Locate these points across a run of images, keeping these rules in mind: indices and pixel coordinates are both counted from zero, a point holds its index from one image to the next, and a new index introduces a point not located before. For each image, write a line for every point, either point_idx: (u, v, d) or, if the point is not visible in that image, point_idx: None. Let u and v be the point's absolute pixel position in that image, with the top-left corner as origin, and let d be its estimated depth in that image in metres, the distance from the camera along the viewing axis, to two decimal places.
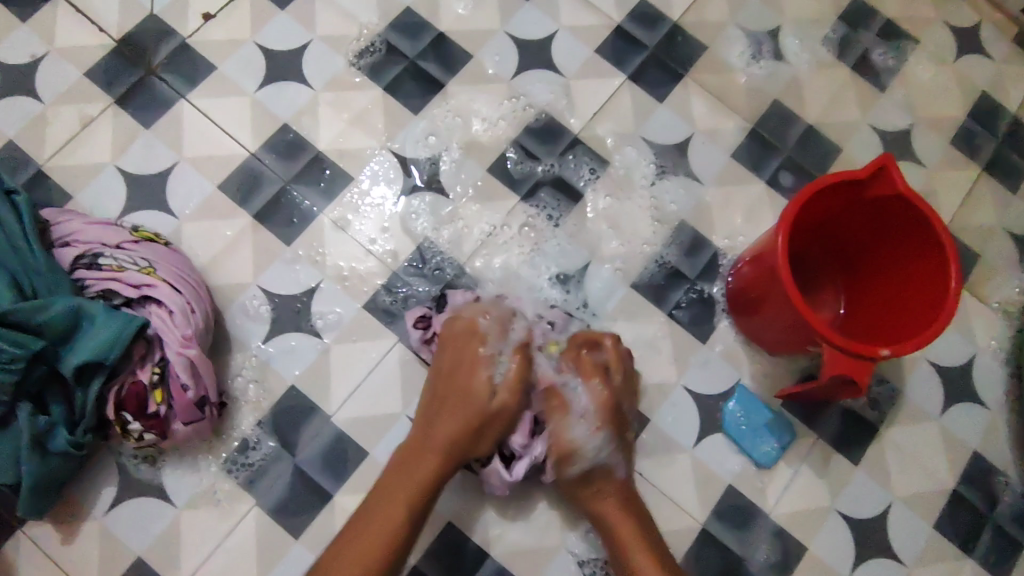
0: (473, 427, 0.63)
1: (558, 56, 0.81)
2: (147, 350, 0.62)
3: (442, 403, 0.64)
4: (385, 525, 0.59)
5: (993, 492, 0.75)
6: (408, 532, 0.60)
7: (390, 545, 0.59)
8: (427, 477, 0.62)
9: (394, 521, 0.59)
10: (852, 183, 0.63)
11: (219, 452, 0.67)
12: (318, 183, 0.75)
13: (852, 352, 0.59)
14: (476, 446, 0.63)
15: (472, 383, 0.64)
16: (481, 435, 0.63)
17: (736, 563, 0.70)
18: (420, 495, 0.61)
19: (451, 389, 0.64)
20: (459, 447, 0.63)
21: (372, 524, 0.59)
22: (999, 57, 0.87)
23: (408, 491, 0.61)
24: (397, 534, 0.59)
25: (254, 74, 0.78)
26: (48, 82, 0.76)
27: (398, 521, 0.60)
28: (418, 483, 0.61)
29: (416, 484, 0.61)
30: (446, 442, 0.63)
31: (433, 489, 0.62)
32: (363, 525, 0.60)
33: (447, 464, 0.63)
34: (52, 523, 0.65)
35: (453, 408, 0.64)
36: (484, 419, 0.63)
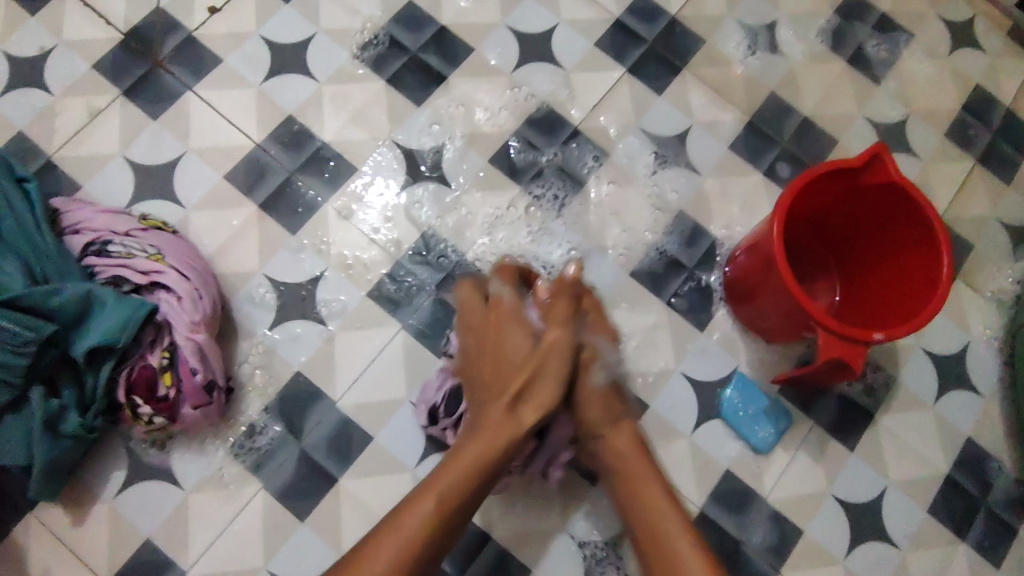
0: (519, 394, 0.56)
1: (558, 49, 0.82)
2: (157, 335, 0.63)
3: (490, 370, 0.59)
4: (421, 513, 0.51)
5: (986, 477, 0.76)
6: (444, 526, 0.52)
7: (418, 540, 0.50)
8: (472, 455, 0.54)
9: (422, 514, 0.51)
10: (846, 172, 0.64)
11: (226, 437, 0.69)
12: (322, 173, 0.76)
13: (846, 337, 0.60)
14: (528, 418, 0.56)
15: (507, 346, 0.59)
16: (521, 406, 0.56)
17: (734, 546, 0.71)
18: (461, 482, 0.53)
19: (489, 361, 0.60)
20: (510, 425, 0.55)
21: (408, 511, 0.52)
22: (993, 50, 0.88)
23: (452, 473, 0.54)
24: (431, 525, 0.51)
25: (260, 67, 0.79)
26: (56, 75, 0.77)
27: (429, 516, 0.51)
28: (463, 466, 0.54)
29: (462, 465, 0.54)
30: (498, 416, 0.55)
31: (476, 473, 0.54)
32: (396, 515, 0.52)
33: (499, 443, 0.55)
34: (62, 506, 0.67)
35: (497, 379, 0.58)
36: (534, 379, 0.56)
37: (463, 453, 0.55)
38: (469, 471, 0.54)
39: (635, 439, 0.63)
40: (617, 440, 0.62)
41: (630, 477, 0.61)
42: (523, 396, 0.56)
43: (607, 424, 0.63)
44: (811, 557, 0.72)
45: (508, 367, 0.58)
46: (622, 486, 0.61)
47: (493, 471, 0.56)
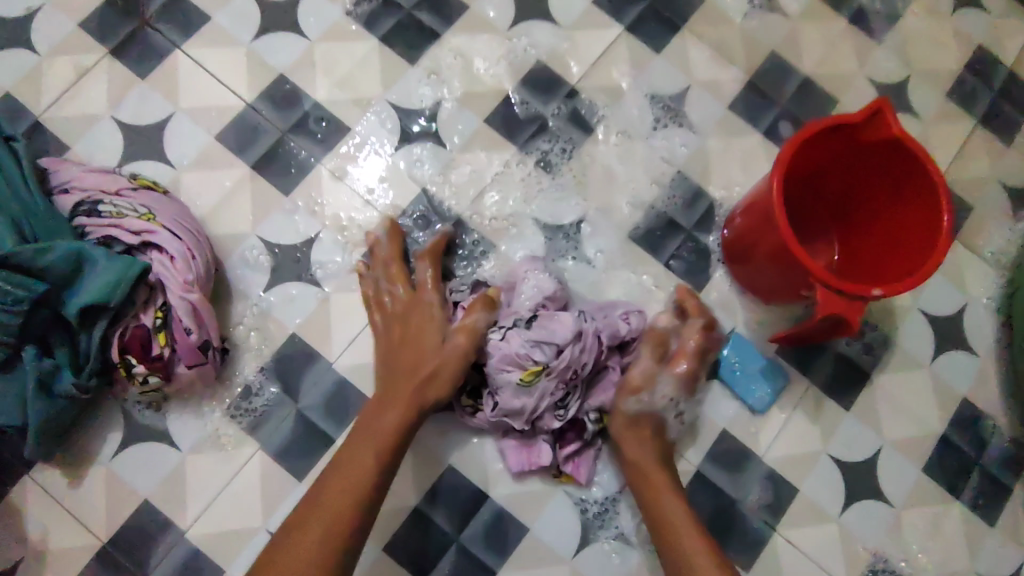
0: (430, 380, 0.64)
1: (555, 7, 0.80)
2: (150, 295, 0.63)
3: (393, 373, 0.65)
4: (349, 486, 0.59)
5: (981, 437, 0.76)
6: (381, 481, 0.61)
7: (371, 489, 0.60)
8: (392, 432, 0.62)
9: (366, 478, 0.60)
10: (846, 129, 0.63)
11: (222, 398, 0.69)
12: (315, 134, 0.75)
13: (845, 293, 0.60)
14: (430, 396, 0.64)
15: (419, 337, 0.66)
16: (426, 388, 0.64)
17: (730, 504, 0.72)
18: (392, 437, 0.62)
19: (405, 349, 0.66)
20: (417, 398, 0.64)
21: (354, 458, 0.61)
22: (996, 10, 0.87)
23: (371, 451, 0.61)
24: (348, 506, 0.58)
25: (249, 25, 0.77)
26: (41, 34, 0.75)
27: (372, 468, 0.60)
28: (388, 427, 0.62)
29: (386, 431, 0.62)
30: (400, 401, 0.63)
31: (399, 434, 0.62)
32: (337, 470, 0.61)
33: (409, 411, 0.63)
34: (59, 468, 0.67)
35: (403, 378, 0.65)
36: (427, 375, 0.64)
37: (377, 425, 0.63)
38: (387, 448, 0.61)
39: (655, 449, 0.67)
40: (629, 451, 0.67)
41: (647, 478, 0.65)
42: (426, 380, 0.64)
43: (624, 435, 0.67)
44: (806, 514, 0.73)
45: (422, 354, 0.65)
46: (639, 486, 0.66)
47: (415, 428, 0.64)
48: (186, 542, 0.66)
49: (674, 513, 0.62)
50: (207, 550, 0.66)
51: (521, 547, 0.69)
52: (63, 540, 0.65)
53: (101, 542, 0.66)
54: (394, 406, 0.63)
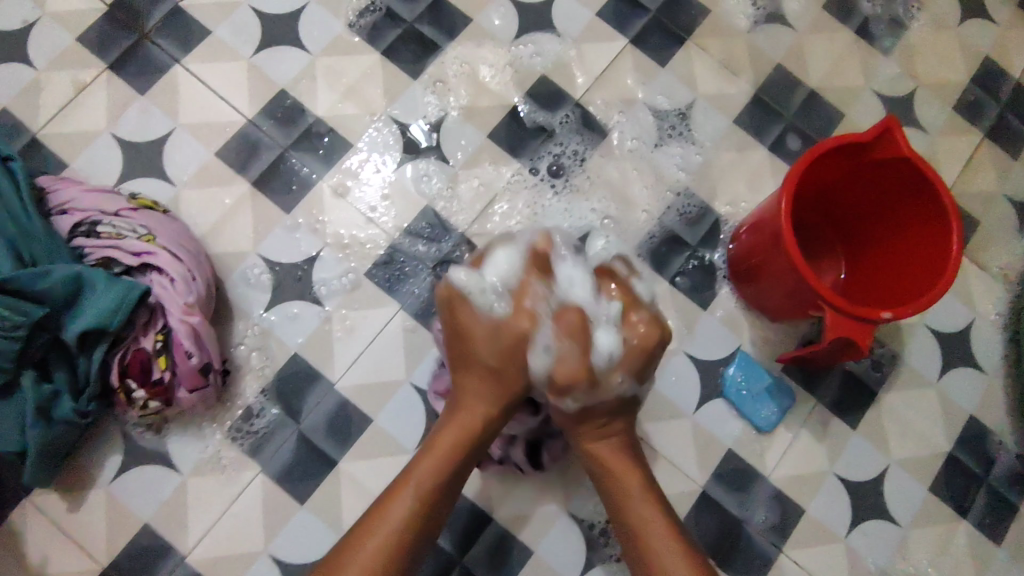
0: (489, 385, 0.58)
1: (559, 20, 0.79)
2: (150, 318, 0.62)
3: (465, 363, 0.58)
4: (396, 516, 0.54)
5: (988, 455, 0.76)
6: (432, 506, 0.56)
7: (407, 525, 0.54)
8: (476, 428, 0.58)
9: (404, 503, 0.55)
10: (855, 148, 0.62)
11: (224, 420, 0.68)
12: (317, 150, 0.74)
13: (854, 316, 0.59)
14: (496, 402, 0.58)
15: (472, 334, 0.57)
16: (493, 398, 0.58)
17: (736, 525, 0.71)
18: (456, 456, 0.57)
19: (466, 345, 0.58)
20: (488, 402, 0.58)
21: (400, 486, 0.56)
22: (1003, 21, 0.86)
23: (422, 474, 0.56)
24: (397, 537, 0.53)
25: (250, 39, 0.76)
26: (39, 49, 0.74)
27: (414, 501, 0.55)
28: (447, 446, 0.57)
29: (449, 447, 0.57)
30: (480, 401, 0.58)
31: (464, 453, 0.57)
32: (382, 502, 0.55)
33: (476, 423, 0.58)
34: (58, 492, 0.66)
35: (472, 376, 0.58)
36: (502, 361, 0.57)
37: (438, 441, 0.57)
38: (443, 474, 0.56)
39: (620, 440, 0.61)
40: (598, 449, 0.61)
41: (608, 472, 0.60)
42: (494, 378, 0.57)
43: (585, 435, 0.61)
44: (812, 535, 0.72)
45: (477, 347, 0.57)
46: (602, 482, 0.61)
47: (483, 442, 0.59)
48: (188, 566, 0.65)
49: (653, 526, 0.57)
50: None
51: (526, 570, 0.68)
52: (63, 564, 0.65)
53: (101, 566, 0.65)
54: (453, 424, 0.58)
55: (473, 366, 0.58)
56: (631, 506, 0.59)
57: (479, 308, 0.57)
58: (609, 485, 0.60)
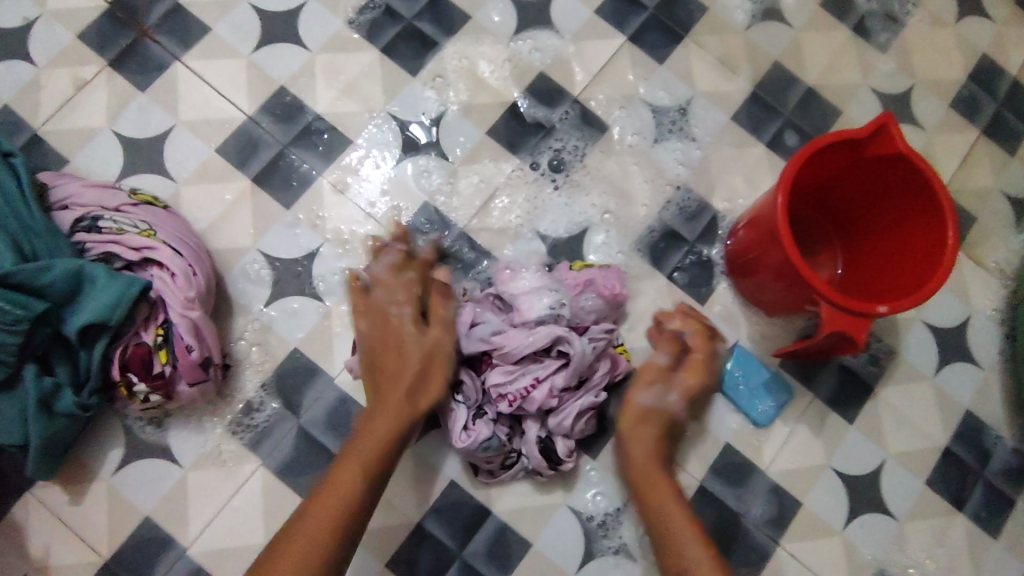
0: (409, 390, 0.61)
1: (557, 17, 0.80)
2: (150, 313, 0.62)
3: (384, 374, 0.62)
4: (334, 503, 0.55)
5: (985, 449, 0.76)
6: (369, 494, 0.56)
7: (355, 500, 0.55)
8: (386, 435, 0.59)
9: (351, 483, 0.56)
10: (851, 143, 0.63)
11: (224, 414, 0.68)
12: (316, 146, 0.75)
13: (850, 310, 0.60)
14: (417, 393, 0.61)
15: (392, 333, 0.63)
16: (422, 391, 0.61)
17: (734, 518, 0.72)
18: (387, 446, 0.59)
19: (387, 356, 0.62)
20: (408, 395, 0.61)
21: (336, 478, 0.56)
22: (1000, 18, 0.86)
23: (359, 463, 0.57)
24: (332, 526, 0.53)
25: (249, 36, 0.77)
26: (40, 46, 0.75)
27: (356, 490, 0.56)
28: (380, 434, 0.59)
29: (381, 436, 0.59)
30: (389, 411, 0.60)
31: (393, 440, 0.59)
32: (318, 495, 0.55)
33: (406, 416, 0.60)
34: (60, 485, 0.66)
35: (390, 386, 0.61)
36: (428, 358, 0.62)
37: (372, 428, 0.59)
38: (376, 464, 0.57)
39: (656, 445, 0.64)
40: (636, 452, 0.63)
41: (642, 482, 0.62)
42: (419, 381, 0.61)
43: (631, 430, 0.64)
44: (809, 528, 0.72)
45: (401, 352, 0.62)
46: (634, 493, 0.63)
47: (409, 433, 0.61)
48: (189, 559, 0.66)
49: (678, 527, 0.58)
50: (209, 568, 0.66)
51: (524, 563, 0.68)
52: (65, 557, 0.65)
53: (102, 559, 0.65)
54: (387, 413, 0.60)
55: (393, 377, 0.61)
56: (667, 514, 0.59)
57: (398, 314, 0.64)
58: (642, 496, 0.62)
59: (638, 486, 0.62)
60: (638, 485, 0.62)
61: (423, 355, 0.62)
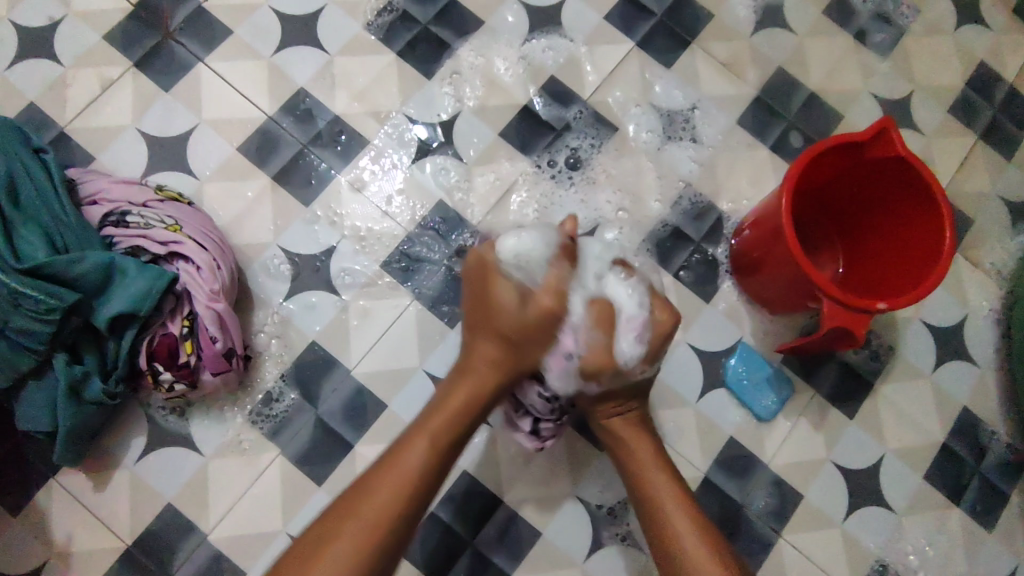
0: (501, 365, 0.58)
1: (567, 22, 0.82)
2: (177, 305, 0.64)
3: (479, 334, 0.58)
4: (404, 465, 0.53)
5: (981, 444, 0.78)
6: (436, 459, 0.55)
7: (415, 477, 0.53)
8: (453, 419, 0.56)
9: (415, 458, 0.54)
10: (853, 146, 0.65)
11: (245, 403, 0.70)
12: (334, 146, 0.77)
13: (851, 306, 0.62)
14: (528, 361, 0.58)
15: (494, 304, 0.57)
16: (518, 336, 0.57)
17: (737, 509, 0.74)
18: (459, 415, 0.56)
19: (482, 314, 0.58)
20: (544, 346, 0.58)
21: (399, 454, 0.54)
22: (997, 27, 0.89)
23: (435, 426, 0.56)
24: (410, 485, 0.53)
25: (270, 39, 0.79)
26: (67, 46, 0.77)
27: (420, 457, 0.54)
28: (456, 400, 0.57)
29: (450, 412, 0.56)
30: (471, 386, 0.57)
31: (470, 403, 0.57)
32: (379, 468, 0.54)
33: (483, 382, 0.57)
34: (85, 471, 0.68)
35: (482, 364, 0.58)
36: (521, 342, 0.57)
37: (445, 406, 0.57)
38: (454, 424, 0.56)
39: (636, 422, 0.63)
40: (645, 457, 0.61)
41: (639, 473, 0.61)
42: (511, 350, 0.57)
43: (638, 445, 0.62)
44: (810, 520, 0.75)
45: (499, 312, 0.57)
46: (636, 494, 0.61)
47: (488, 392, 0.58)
48: (209, 544, 0.68)
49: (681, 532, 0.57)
50: (229, 553, 0.68)
51: (534, 550, 0.71)
52: (89, 541, 0.67)
53: (125, 543, 0.67)
54: (466, 387, 0.57)
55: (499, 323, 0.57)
56: (666, 511, 0.58)
57: (505, 285, 0.57)
58: (638, 479, 0.61)
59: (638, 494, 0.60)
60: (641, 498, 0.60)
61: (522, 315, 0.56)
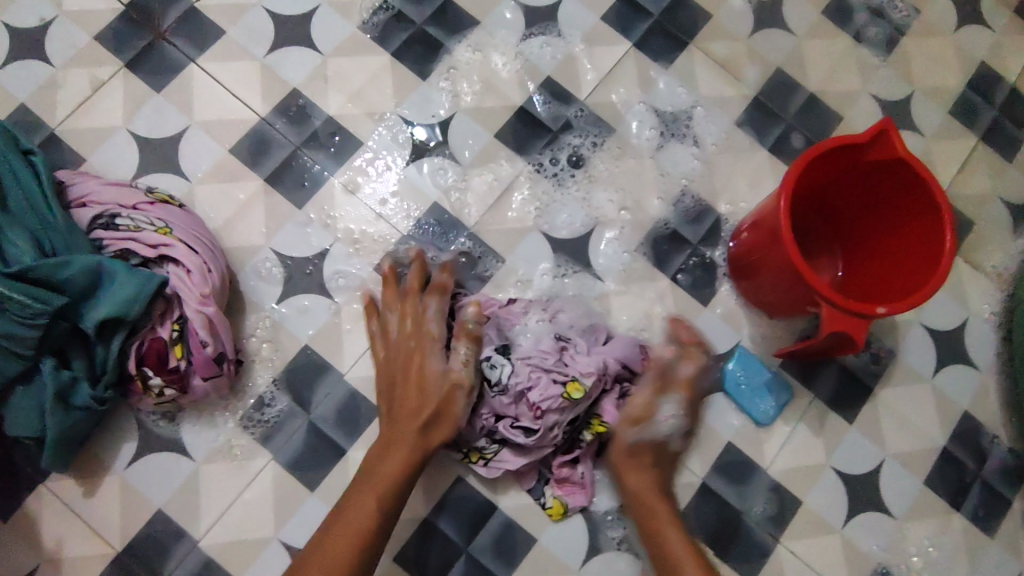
0: (422, 425, 0.64)
1: (564, 23, 0.81)
2: (166, 308, 0.64)
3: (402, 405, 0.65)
4: (353, 524, 0.59)
5: (982, 450, 0.77)
6: (383, 515, 0.60)
7: (363, 534, 0.59)
8: (389, 481, 0.62)
9: (357, 524, 0.59)
10: (852, 148, 0.64)
11: (236, 409, 0.70)
12: (328, 148, 0.76)
13: (850, 310, 0.61)
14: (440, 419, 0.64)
15: (426, 377, 0.66)
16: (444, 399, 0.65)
17: (735, 516, 0.73)
18: (392, 483, 0.61)
19: (400, 390, 0.66)
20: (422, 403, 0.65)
21: (346, 521, 0.60)
22: (998, 27, 0.88)
23: (371, 492, 0.61)
24: (361, 533, 0.59)
25: (263, 39, 0.78)
26: (58, 47, 0.76)
27: (369, 512, 0.60)
28: (387, 475, 0.62)
29: (386, 477, 0.62)
30: (404, 450, 0.63)
31: (405, 471, 0.62)
32: (326, 532, 0.59)
33: (410, 448, 0.63)
34: (74, 477, 0.67)
35: (406, 420, 0.64)
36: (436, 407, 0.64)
37: (380, 473, 0.62)
38: (397, 482, 0.62)
39: (653, 479, 0.67)
40: (638, 484, 0.66)
41: (647, 512, 0.65)
42: (431, 423, 0.64)
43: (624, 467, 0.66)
44: (809, 526, 0.74)
45: (420, 394, 0.65)
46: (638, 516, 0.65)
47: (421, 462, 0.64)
48: (200, 551, 0.67)
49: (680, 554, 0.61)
50: (220, 559, 0.67)
51: (530, 557, 0.70)
52: (79, 548, 0.66)
53: (115, 550, 0.67)
54: (398, 452, 0.63)
55: (414, 388, 0.65)
56: (660, 518, 0.64)
57: (436, 363, 0.66)
58: (643, 515, 0.65)
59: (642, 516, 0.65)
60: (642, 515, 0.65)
61: (414, 373, 0.66)
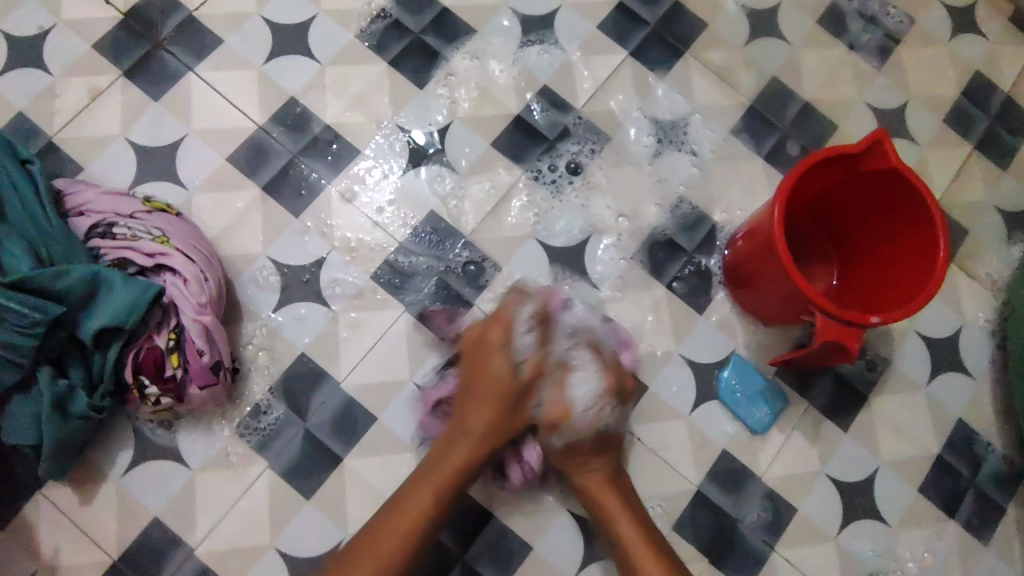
0: (500, 425, 0.64)
1: (561, 32, 0.82)
2: (163, 317, 0.64)
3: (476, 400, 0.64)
4: (408, 517, 0.61)
5: (976, 458, 0.78)
6: (438, 513, 0.62)
7: (417, 530, 0.61)
8: (445, 477, 0.62)
9: (416, 511, 0.61)
10: (847, 158, 0.65)
11: (233, 417, 0.70)
12: (325, 156, 0.76)
13: (843, 320, 0.61)
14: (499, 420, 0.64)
15: (497, 372, 0.64)
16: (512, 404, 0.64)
17: (729, 524, 0.73)
18: (449, 480, 0.62)
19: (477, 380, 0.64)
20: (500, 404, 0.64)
21: (403, 511, 0.61)
22: (993, 36, 0.88)
23: (431, 487, 0.62)
24: (416, 528, 0.61)
25: (261, 48, 0.79)
26: (56, 56, 0.77)
27: (426, 506, 0.61)
28: (447, 471, 0.62)
29: (438, 477, 0.62)
30: (465, 449, 0.63)
31: (463, 471, 0.63)
32: (375, 526, 0.61)
33: (472, 449, 0.63)
34: (71, 485, 0.68)
35: (477, 413, 0.64)
36: (518, 396, 0.64)
37: (443, 466, 0.62)
38: (454, 479, 0.62)
39: (605, 467, 0.67)
40: (589, 477, 0.66)
41: (597, 499, 0.66)
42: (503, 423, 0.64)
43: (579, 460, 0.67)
44: (803, 534, 0.74)
45: (491, 384, 0.64)
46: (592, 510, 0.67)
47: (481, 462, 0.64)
48: (196, 559, 0.67)
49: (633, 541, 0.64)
50: (216, 567, 0.67)
51: (525, 565, 0.70)
52: (75, 556, 0.67)
53: (111, 558, 0.67)
54: (459, 446, 0.63)
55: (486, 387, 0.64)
56: (608, 510, 0.65)
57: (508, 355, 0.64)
58: (602, 514, 0.66)
59: (592, 503, 0.66)
60: (592, 503, 0.66)
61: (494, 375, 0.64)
